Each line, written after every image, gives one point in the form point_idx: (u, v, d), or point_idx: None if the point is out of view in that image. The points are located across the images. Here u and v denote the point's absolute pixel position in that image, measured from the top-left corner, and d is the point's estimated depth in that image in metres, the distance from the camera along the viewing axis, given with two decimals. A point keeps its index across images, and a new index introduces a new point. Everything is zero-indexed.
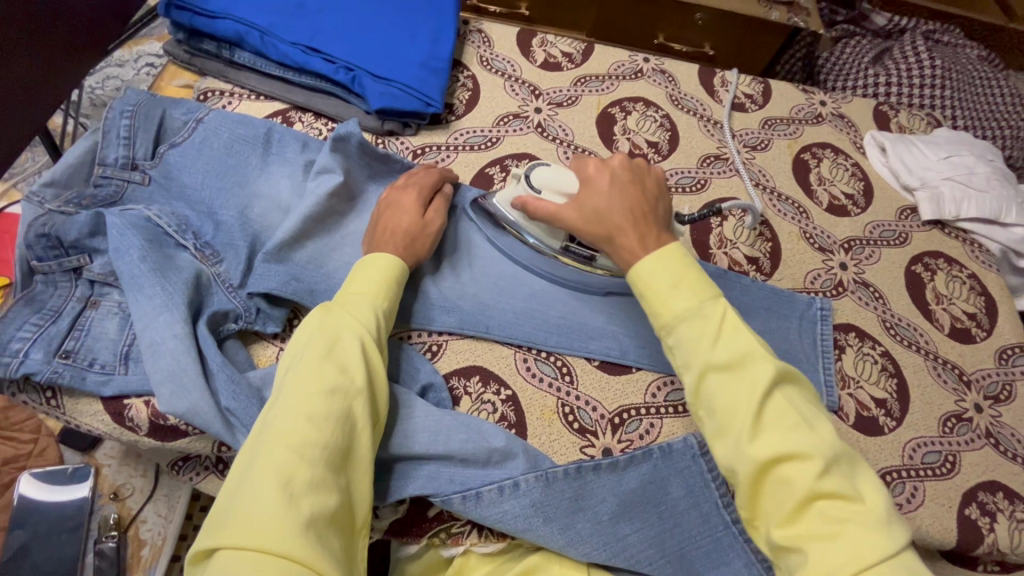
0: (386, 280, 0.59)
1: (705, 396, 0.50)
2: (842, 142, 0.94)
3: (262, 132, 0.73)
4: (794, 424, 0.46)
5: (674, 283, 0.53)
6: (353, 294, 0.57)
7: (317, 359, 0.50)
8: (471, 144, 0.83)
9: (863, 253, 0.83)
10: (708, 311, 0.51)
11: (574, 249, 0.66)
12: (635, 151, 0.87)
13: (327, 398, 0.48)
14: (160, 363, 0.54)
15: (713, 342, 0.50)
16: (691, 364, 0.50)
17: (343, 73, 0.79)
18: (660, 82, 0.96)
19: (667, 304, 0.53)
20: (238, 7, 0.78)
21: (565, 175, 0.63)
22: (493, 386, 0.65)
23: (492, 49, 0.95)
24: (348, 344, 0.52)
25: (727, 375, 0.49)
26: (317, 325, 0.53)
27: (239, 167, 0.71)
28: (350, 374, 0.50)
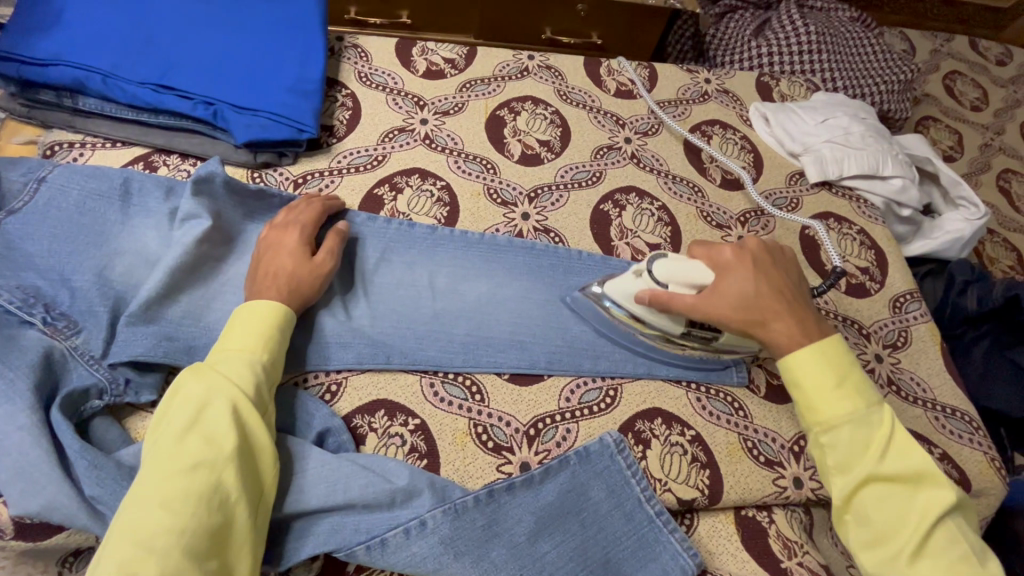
0: (262, 329, 0.55)
1: (860, 501, 0.53)
2: (729, 117, 0.96)
3: (119, 183, 0.68)
4: (958, 559, 0.50)
5: (832, 386, 0.56)
6: (226, 349, 0.53)
7: (179, 431, 0.46)
8: (356, 166, 0.80)
9: (758, 224, 0.85)
10: (871, 419, 0.55)
11: (697, 333, 0.65)
12: (528, 152, 0.86)
13: (187, 476, 0.44)
14: (9, 462, 0.49)
15: (868, 448, 0.54)
16: (853, 471, 0.53)
17: (202, 108, 0.74)
18: (547, 78, 0.95)
19: (831, 405, 0.55)
20: (73, 51, 0.72)
21: (687, 262, 0.62)
22: (400, 417, 0.62)
23: (370, 64, 0.91)
24: (213, 408, 0.48)
25: (893, 488, 0.53)
26: (180, 392, 0.49)
27: (96, 228, 0.65)
28: (216, 443, 0.46)
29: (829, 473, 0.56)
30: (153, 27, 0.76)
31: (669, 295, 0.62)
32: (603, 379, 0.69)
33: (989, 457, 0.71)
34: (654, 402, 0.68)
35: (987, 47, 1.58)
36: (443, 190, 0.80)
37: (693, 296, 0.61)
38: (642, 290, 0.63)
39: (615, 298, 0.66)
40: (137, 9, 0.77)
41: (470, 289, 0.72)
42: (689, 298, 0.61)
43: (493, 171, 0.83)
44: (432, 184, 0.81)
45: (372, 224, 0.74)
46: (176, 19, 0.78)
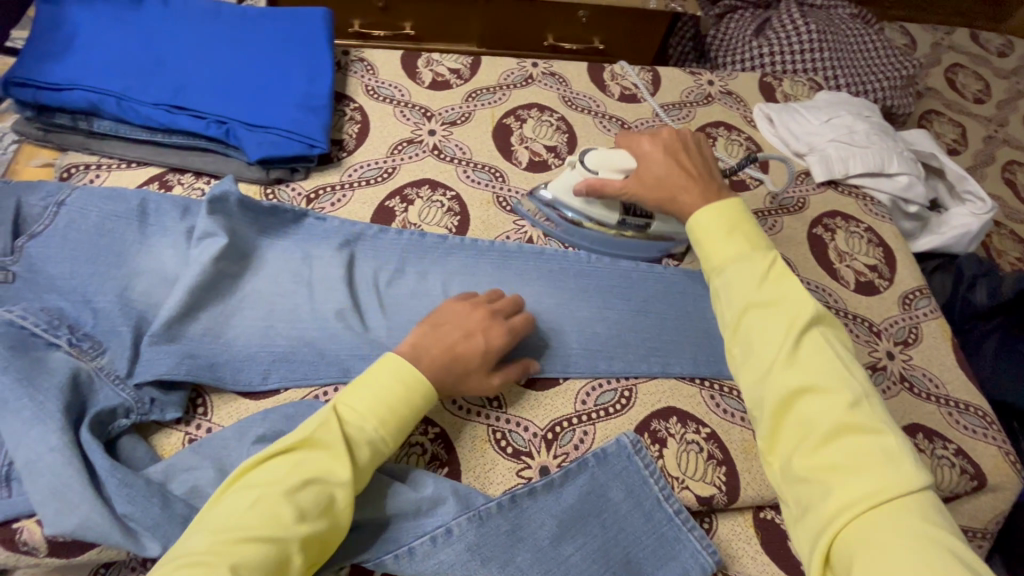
0: (399, 406, 0.54)
1: (739, 297, 0.55)
2: (733, 118, 0.97)
3: (135, 203, 0.69)
4: (827, 367, 0.49)
5: (722, 240, 0.59)
6: (356, 416, 0.53)
7: (279, 491, 0.47)
8: (367, 179, 0.81)
9: (766, 224, 0.86)
10: (753, 257, 0.56)
11: (631, 220, 0.76)
12: (535, 159, 0.87)
13: (268, 543, 0.45)
14: (42, 482, 0.50)
15: (761, 306, 0.53)
16: (735, 303, 0.55)
17: (215, 127, 0.75)
18: (551, 85, 0.96)
19: (720, 251, 0.58)
20: (88, 75, 0.73)
21: (613, 150, 0.73)
22: (419, 426, 0.63)
23: (377, 77, 0.93)
24: (317, 487, 0.49)
25: (764, 315, 0.53)
26: (305, 449, 0.50)
27: (116, 247, 0.66)
28: (307, 517, 0.47)
29: (726, 325, 0.56)
30: (165, 49, 0.78)
31: (599, 179, 0.72)
32: (618, 380, 0.69)
33: (1004, 452, 0.71)
34: (669, 403, 0.68)
35: (988, 39, 1.58)
36: (453, 200, 0.81)
37: (620, 179, 0.71)
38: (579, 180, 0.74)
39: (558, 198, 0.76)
40: (149, 32, 0.79)
41: (483, 297, 0.73)
42: (617, 181, 0.71)
43: (501, 179, 0.84)
44: (442, 194, 0.82)
45: (384, 236, 0.75)
46: (187, 41, 0.79)
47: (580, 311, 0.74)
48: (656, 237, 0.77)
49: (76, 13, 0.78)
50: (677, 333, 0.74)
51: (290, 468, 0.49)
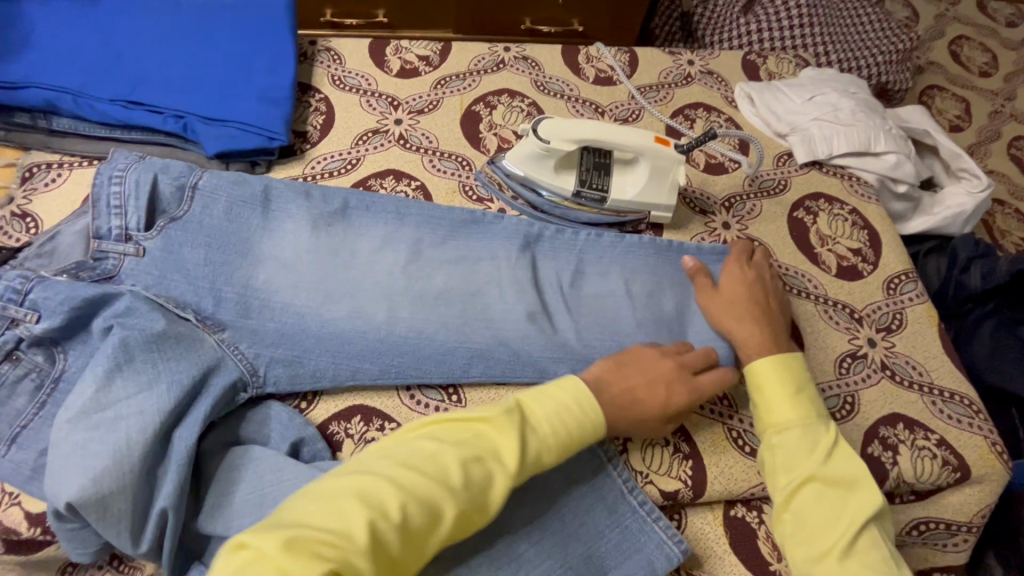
0: (567, 422, 0.52)
1: (782, 442, 0.58)
2: (713, 99, 0.94)
3: (194, 176, 0.65)
4: (881, 562, 0.52)
5: (552, 412, 0.52)
6: (533, 423, 0.52)
7: (388, 488, 0.45)
8: (329, 171, 0.80)
9: (744, 208, 0.82)
10: (814, 432, 0.57)
11: (586, 193, 0.73)
12: (504, 146, 0.85)
13: (341, 548, 0.41)
14: (70, 451, 0.50)
15: (777, 432, 0.58)
16: (796, 471, 0.56)
17: (172, 122, 0.74)
18: (523, 70, 0.94)
19: (780, 411, 0.58)
20: (45, 72, 0.73)
21: (569, 122, 0.70)
22: (375, 421, 0.62)
23: (344, 66, 0.91)
24: (483, 461, 0.49)
25: (827, 491, 0.55)
26: (417, 447, 0.49)
27: (170, 216, 0.63)
28: (402, 530, 0.44)
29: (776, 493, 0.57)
30: (122, 43, 0.77)
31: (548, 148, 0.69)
32: None
33: (990, 442, 0.68)
34: None
35: (996, 8, 1.50)
36: (418, 190, 0.79)
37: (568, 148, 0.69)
38: (530, 147, 0.72)
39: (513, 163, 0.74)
40: (105, 27, 0.78)
41: (436, 276, 0.67)
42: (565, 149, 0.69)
43: (468, 168, 0.82)
44: (407, 184, 0.80)
45: None
46: (145, 34, 0.78)
47: None
48: (620, 213, 0.74)
49: (33, 10, 0.77)
50: None
51: (407, 471, 0.46)
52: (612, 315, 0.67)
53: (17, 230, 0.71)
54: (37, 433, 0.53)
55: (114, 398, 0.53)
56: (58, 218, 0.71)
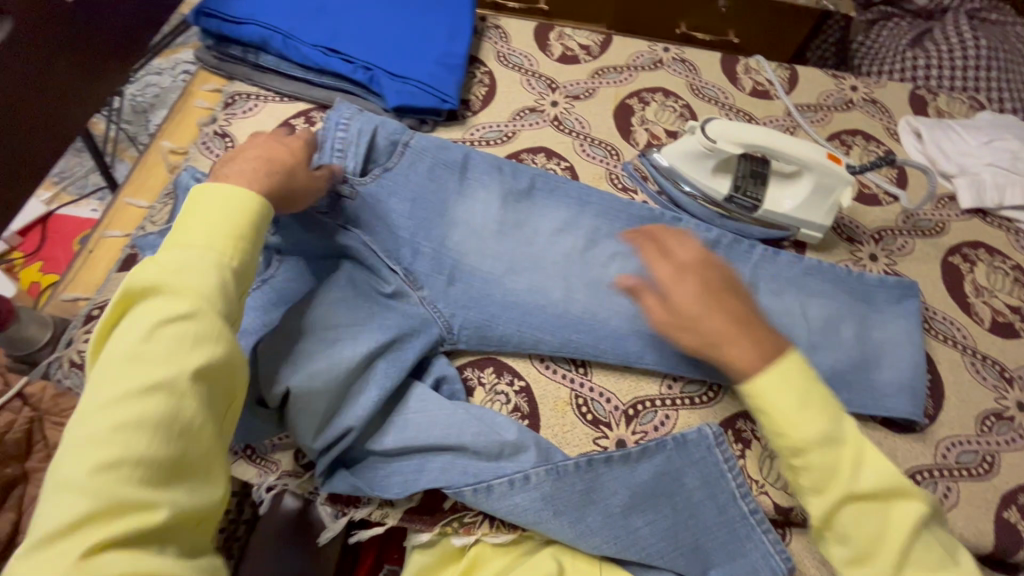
0: (234, 225, 0.48)
1: (873, 454, 0.52)
2: (874, 128, 0.90)
3: (406, 135, 0.73)
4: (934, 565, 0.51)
5: (210, 224, 0.47)
6: (194, 238, 0.46)
7: (147, 330, 0.41)
8: (487, 140, 0.84)
9: (895, 243, 0.79)
10: (886, 465, 0.54)
11: (740, 199, 0.75)
12: (653, 142, 0.86)
13: (152, 387, 0.40)
14: (294, 351, 0.58)
15: (831, 438, 0.52)
16: (832, 488, 0.52)
17: (361, 72, 0.81)
18: (680, 71, 0.94)
19: (799, 428, 0.52)
20: (262, 12, 0.81)
21: (741, 125, 0.70)
22: (506, 377, 0.66)
23: (509, 45, 0.95)
24: (156, 353, 0.41)
25: (874, 503, 0.51)
26: (142, 303, 0.43)
27: (383, 166, 0.70)
28: (201, 342, 0.42)
29: (809, 493, 0.52)
30: None
31: (714, 148, 0.70)
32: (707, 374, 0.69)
33: None
34: None
35: None
36: (566, 171, 0.82)
37: (736, 151, 0.70)
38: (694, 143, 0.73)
39: (673, 157, 0.77)
40: None
41: (610, 267, 0.74)
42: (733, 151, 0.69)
43: (616, 157, 0.84)
44: (556, 164, 0.83)
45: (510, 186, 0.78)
46: None
47: None
48: (771, 224, 0.76)
49: None
50: (779, 339, 0.71)
51: (161, 312, 0.42)
52: (786, 336, 0.71)
53: (217, 147, 0.79)
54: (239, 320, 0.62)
55: (337, 321, 0.61)
56: (250, 142, 0.80)
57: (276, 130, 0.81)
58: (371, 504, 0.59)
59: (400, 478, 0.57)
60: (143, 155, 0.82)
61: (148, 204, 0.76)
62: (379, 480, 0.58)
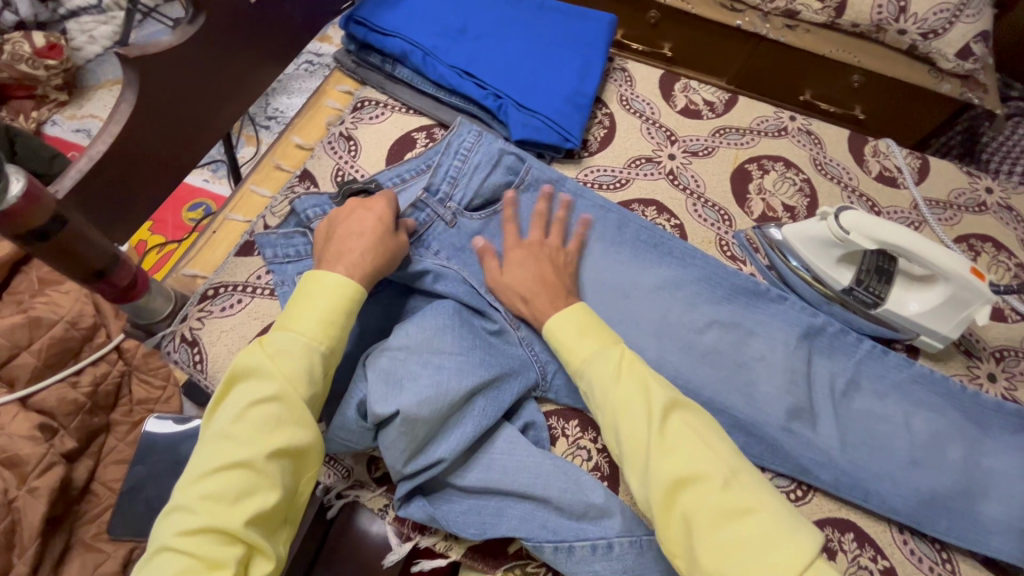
0: (336, 313, 0.56)
1: (666, 432, 0.51)
2: (1007, 237, 0.85)
3: (519, 177, 0.78)
4: (753, 489, 0.48)
5: (316, 306, 0.55)
6: (302, 320, 0.55)
7: (240, 411, 0.49)
8: (600, 183, 0.84)
9: (1016, 367, 0.74)
10: (716, 447, 0.51)
11: (859, 293, 0.72)
12: (768, 213, 0.84)
13: (233, 462, 0.47)
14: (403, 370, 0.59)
15: (621, 411, 0.53)
16: (626, 428, 0.52)
17: (492, 99, 0.82)
18: (804, 143, 0.92)
19: (612, 378, 0.55)
20: (408, 27, 0.84)
21: (880, 220, 0.67)
22: (590, 432, 0.65)
23: (633, 89, 0.95)
24: (256, 417, 0.49)
25: (681, 431, 0.51)
26: (242, 383, 0.52)
27: (492, 209, 0.76)
28: (273, 427, 0.49)
29: (625, 469, 0.53)
30: (470, 19, 0.86)
31: (846, 241, 0.67)
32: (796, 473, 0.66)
33: None
34: (847, 516, 0.64)
35: None
36: (676, 229, 0.81)
37: (869, 248, 0.67)
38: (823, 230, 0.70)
39: (796, 236, 0.74)
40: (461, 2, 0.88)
41: (709, 335, 0.72)
42: (866, 248, 0.67)
43: (729, 223, 0.82)
44: (667, 219, 0.82)
45: (622, 235, 0.78)
46: (489, 16, 0.87)
47: (782, 386, 0.68)
48: (887, 323, 0.72)
49: None
50: (878, 446, 0.67)
51: (252, 391, 0.50)
52: (883, 444, 0.67)
53: (341, 149, 0.82)
54: None
55: (446, 348, 0.61)
56: (374, 151, 0.82)
57: (398, 140, 0.83)
58: (436, 534, 0.59)
59: (477, 518, 0.57)
60: (271, 144, 0.86)
61: (271, 195, 0.79)
62: (453, 518, 0.57)
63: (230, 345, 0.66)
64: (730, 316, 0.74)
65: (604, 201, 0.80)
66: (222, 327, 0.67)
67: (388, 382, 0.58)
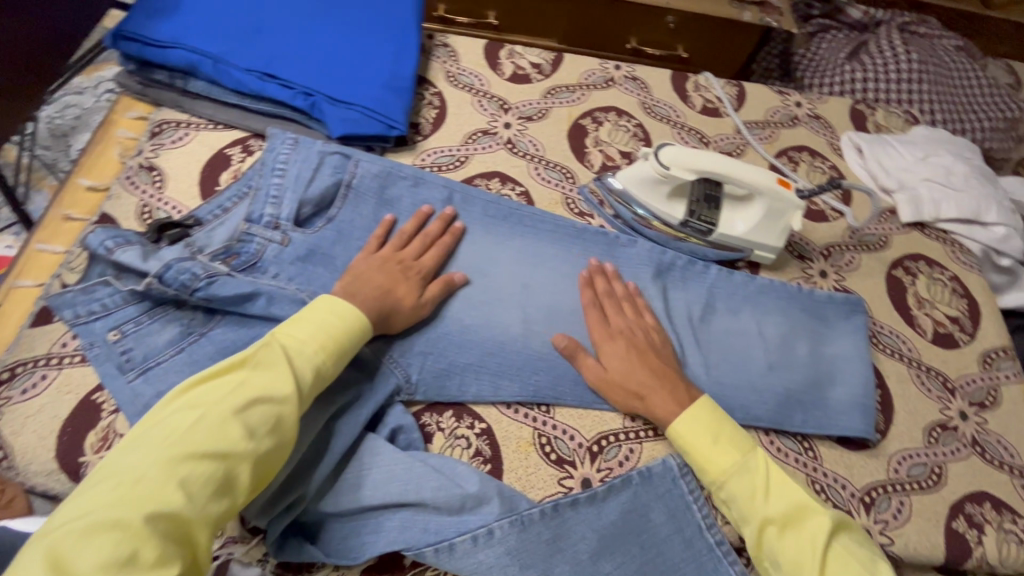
0: (346, 337, 0.57)
1: (830, 562, 0.54)
2: (819, 144, 0.93)
3: (348, 175, 0.74)
4: None
5: (330, 322, 0.56)
6: (315, 332, 0.55)
7: (238, 405, 0.48)
8: (439, 165, 0.81)
9: (842, 260, 0.81)
10: (873, 564, 0.55)
11: (693, 223, 0.75)
12: (608, 164, 0.85)
13: (159, 510, 0.43)
14: None
15: (781, 529, 0.56)
16: (752, 520, 0.57)
17: (301, 98, 0.76)
18: (632, 90, 0.94)
19: (767, 501, 0.57)
20: (190, 36, 0.76)
21: (692, 150, 0.70)
22: (466, 420, 0.64)
23: (458, 64, 0.93)
24: (254, 416, 0.49)
25: (843, 550, 0.55)
26: (239, 372, 0.51)
27: (325, 216, 0.72)
28: (213, 483, 0.46)
29: None
30: (262, 16, 0.80)
31: (667, 175, 0.70)
32: None
33: None
34: None
35: None
36: (522, 196, 0.81)
37: (688, 177, 0.70)
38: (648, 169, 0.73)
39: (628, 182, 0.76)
40: None
41: (568, 294, 0.72)
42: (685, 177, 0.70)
43: (572, 181, 0.83)
44: (511, 188, 0.81)
45: (468, 210, 0.76)
46: (282, 9, 0.81)
47: None
48: (723, 246, 0.77)
49: None
50: (738, 361, 0.71)
51: (203, 431, 0.47)
52: (741, 358, 0.71)
53: (143, 182, 0.74)
54: (166, 374, 0.59)
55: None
56: (183, 178, 0.75)
57: (210, 161, 0.76)
58: (325, 568, 0.55)
59: (358, 540, 0.54)
60: (58, 190, 0.75)
61: (66, 249, 0.69)
62: (333, 547, 0.54)
63: (41, 430, 0.57)
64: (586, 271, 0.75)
65: (447, 181, 0.77)
66: (27, 412, 0.58)
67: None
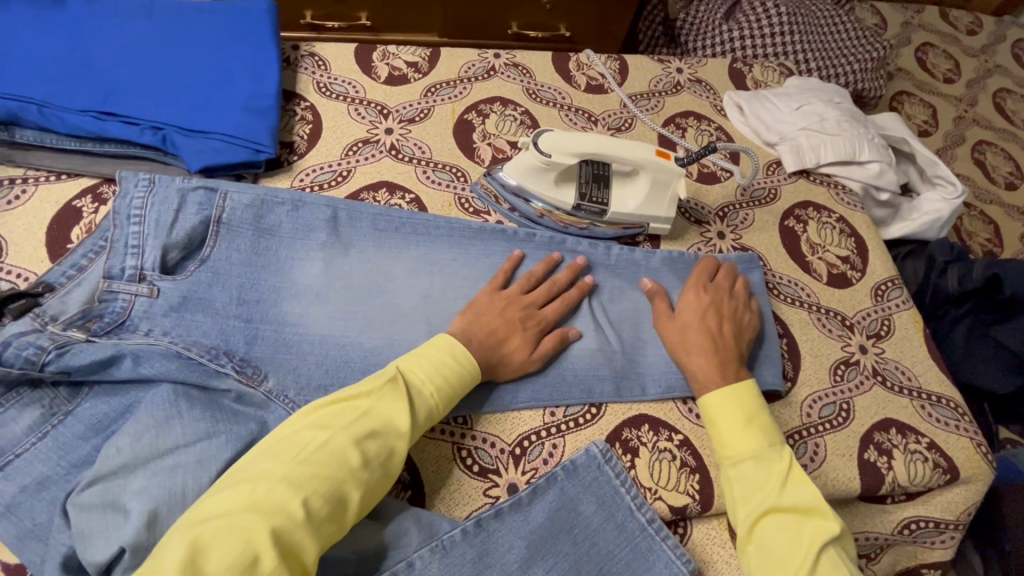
0: (466, 373, 0.59)
1: (820, 564, 0.53)
2: (703, 107, 0.94)
3: (216, 209, 0.67)
4: None
5: (446, 358, 0.58)
6: (435, 368, 0.57)
7: (362, 434, 0.51)
8: (320, 184, 0.77)
9: (737, 218, 0.83)
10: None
11: (586, 206, 0.75)
12: (498, 157, 0.83)
13: (247, 551, 0.42)
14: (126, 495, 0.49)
15: (780, 521, 0.56)
16: (757, 502, 0.57)
17: (150, 134, 0.70)
18: (514, 77, 0.92)
19: (779, 487, 0.57)
20: (7, 81, 0.68)
21: (568, 134, 0.71)
22: None
23: (329, 73, 0.87)
24: (373, 448, 0.51)
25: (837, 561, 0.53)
26: (369, 400, 0.53)
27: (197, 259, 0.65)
28: (310, 523, 0.45)
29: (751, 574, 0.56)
30: (91, 49, 0.72)
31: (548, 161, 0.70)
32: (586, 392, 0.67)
33: (976, 443, 0.71)
34: (642, 411, 0.67)
35: (957, 16, 1.54)
36: (413, 203, 0.77)
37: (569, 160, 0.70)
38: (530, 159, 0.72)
39: (515, 174, 0.75)
40: (73, 30, 0.73)
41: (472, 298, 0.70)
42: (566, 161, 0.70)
43: (463, 179, 0.81)
44: (401, 197, 0.78)
45: (356, 227, 0.72)
46: (115, 38, 0.73)
47: None
48: (620, 224, 0.76)
49: None
50: (649, 336, 0.71)
51: (305, 470, 0.47)
52: (651, 332, 0.72)
53: None
54: (28, 465, 0.52)
55: (173, 442, 0.52)
56: (26, 241, 0.67)
57: (56, 217, 0.69)
58: None
59: None
60: None
61: None
62: None
63: None
64: (488, 270, 0.73)
65: (332, 201, 0.73)
66: None
67: (105, 509, 0.49)
